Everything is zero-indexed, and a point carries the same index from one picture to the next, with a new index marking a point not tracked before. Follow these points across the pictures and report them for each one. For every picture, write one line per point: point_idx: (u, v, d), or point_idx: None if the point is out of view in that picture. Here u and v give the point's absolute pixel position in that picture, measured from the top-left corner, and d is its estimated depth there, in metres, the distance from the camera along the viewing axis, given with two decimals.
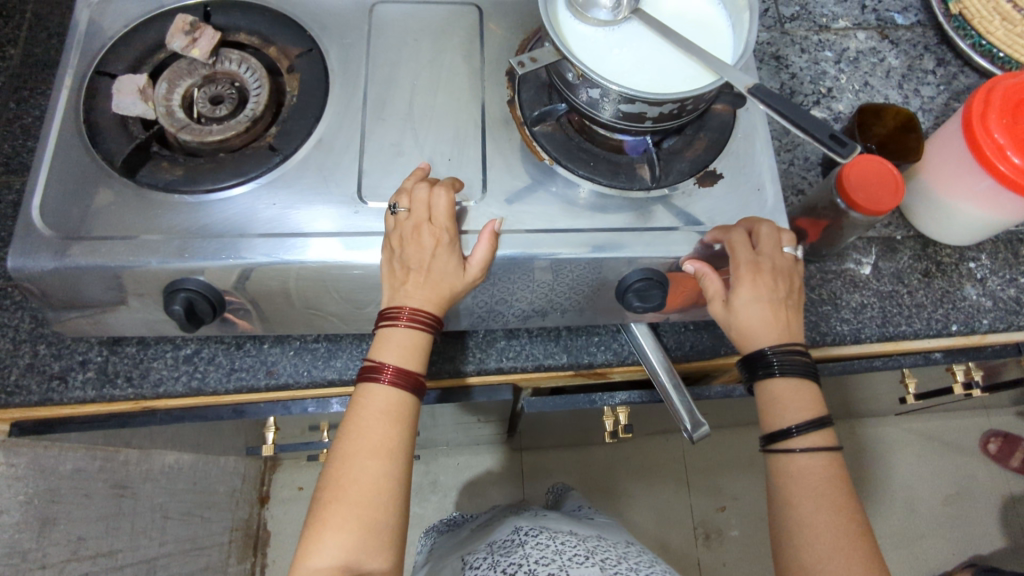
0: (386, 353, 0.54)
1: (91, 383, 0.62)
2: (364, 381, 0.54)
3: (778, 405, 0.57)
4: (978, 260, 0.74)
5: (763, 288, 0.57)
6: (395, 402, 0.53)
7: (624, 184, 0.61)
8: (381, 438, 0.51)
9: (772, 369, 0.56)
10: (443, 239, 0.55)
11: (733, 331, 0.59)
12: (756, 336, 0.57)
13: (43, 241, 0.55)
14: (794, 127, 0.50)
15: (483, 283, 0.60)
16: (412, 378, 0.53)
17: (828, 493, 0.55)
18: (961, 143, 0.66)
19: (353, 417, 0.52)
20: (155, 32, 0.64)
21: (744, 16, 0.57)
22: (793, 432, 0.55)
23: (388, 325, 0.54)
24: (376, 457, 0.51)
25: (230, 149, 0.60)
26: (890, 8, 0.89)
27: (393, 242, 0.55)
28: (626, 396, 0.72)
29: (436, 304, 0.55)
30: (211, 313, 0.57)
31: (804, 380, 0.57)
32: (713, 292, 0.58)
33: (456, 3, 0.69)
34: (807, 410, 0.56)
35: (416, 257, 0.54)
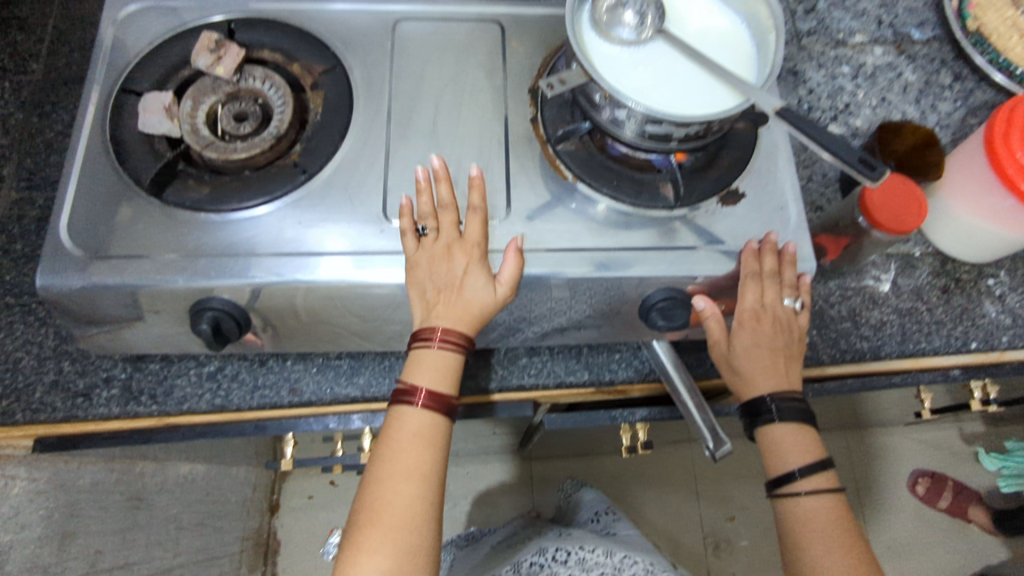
0: (418, 375, 0.54)
1: (115, 400, 0.62)
2: (396, 404, 0.54)
3: (777, 451, 0.60)
4: (996, 277, 0.74)
5: (759, 336, 0.61)
6: (429, 425, 0.53)
7: (647, 204, 0.60)
8: (415, 461, 0.51)
9: (769, 414, 0.60)
10: (476, 256, 0.56)
11: (730, 373, 0.63)
12: (750, 379, 0.62)
13: (72, 260, 0.55)
14: (829, 151, 0.49)
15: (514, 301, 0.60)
16: (444, 400, 0.53)
17: (834, 532, 0.59)
18: (982, 163, 0.66)
19: (387, 440, 0.52)
20: (181, 48, 0.64)
21: (768, 39, 0.58)
22: (797, 477, 0.59)
23: (421, 346, 0.54)
24: (411, 481, 0.51)
25: (255, 166, 0.61)
26: (906, 23, 0.89)
27: (422, 263, 0.55)
28: (645, 413, 0.71)
29: (468, 323, 0.55)
30: (237, 331, 0.58)
31: (800, 423, 0.60)
32: (714, 336, 0.63)
33: (478, 20, 0.69)
34: (806, 453, 0.60)
35: (448, 277, 0.55)
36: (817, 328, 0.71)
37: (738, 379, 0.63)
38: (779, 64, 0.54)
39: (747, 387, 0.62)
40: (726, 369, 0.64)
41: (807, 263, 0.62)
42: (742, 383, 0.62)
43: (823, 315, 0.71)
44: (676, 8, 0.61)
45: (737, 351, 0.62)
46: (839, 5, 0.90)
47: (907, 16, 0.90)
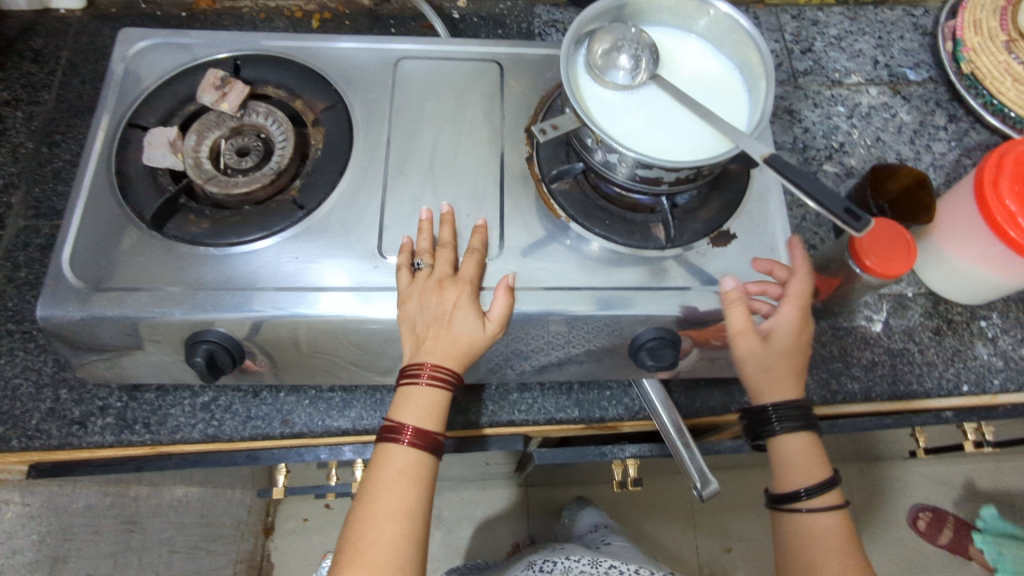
0: (405, 413, 0.54)
1: (110, 428, 0.63)
2: (384, 441, 0.54)
3: (787, 466, 0.62)
4: (989, 319, 0.75)
5: (796, 336, 0.61)
6: (413, 463, 0.54)
7: (638, 244, 0.62)
8: (399, 500, 0.52)
9: (773, 424, 0.62)
10: (465, 291, 0.57)
11: (756, 369, 0.61)
12: (778, 379, 0.61)
13: (72, 291, 0.56)
14: (810, 199, 0.50)
15: (505, 338, 0.61)
16: (430, 438, 0.54)
17: (842, 546, 0.61)
18: (971, 209, 0.66)
19: (372, 478, 0.53)
20: (187, 84, 0.66)
21: (759, 84, 0.58)
22: (804, 497, 0.61)
23: (409, 381, 0.55)
24: (393, 520, 0.52)
25: (255, 201, 0.62)
26: (902, 64, 0.91)
27: (412, 298, 0.56)
28: (635, 449, 0.72)
29: (455, 359, 0.56)
30: (231, 364, 0.58)
31: (805, 435, 0.62)
32: (740, 328, 0.59)
33: (478, 60, 0.71)
34: (814, 472, 0.61)
35: (438, 311, 0.56)
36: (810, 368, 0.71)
37: (763, 377, 0.61)
38: (769, 109, 0.55)
39: (769, 389, 0.62)
40: (748, 365, 0.61)
41: None
42: (767, 382, 0.61)
43: (815, 354, 0.71)
44: (671, 52, 0.62)
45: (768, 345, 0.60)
46: (834, 46, 0.92)
47: (902, 57, 0.91)
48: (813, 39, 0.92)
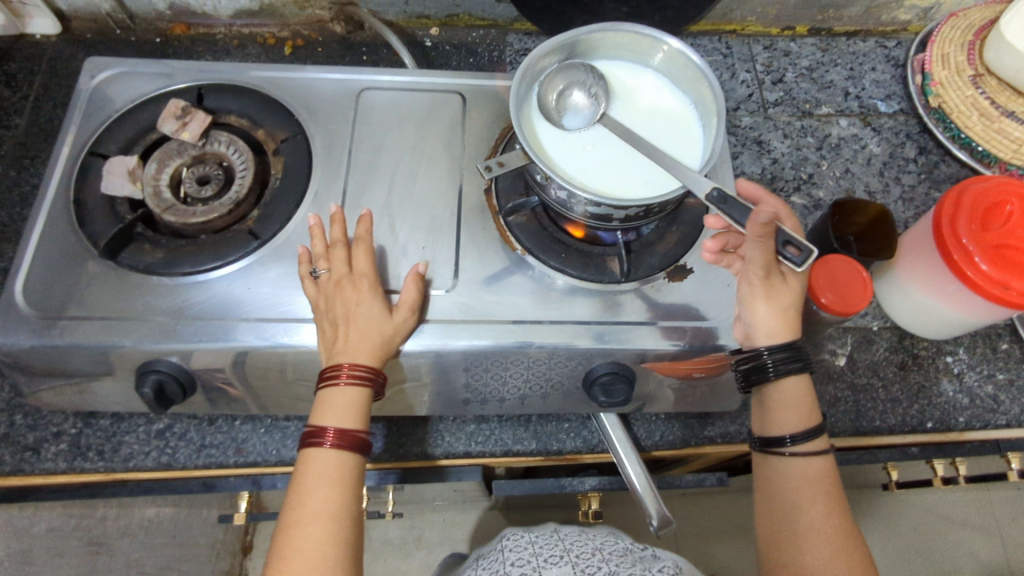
0: (324, 416, 0.54)
1: (63, 455, 0.64)
2: (306, 448, 0.53)
3: (777, 410, 0.58)
4: (955, 354, 0.74)
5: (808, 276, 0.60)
6: (337, 465, 0.53)
7: (596, 278, 0.61)
8: (323, 501, 0.51)
9: (769, 371, 0.57)
10: (363, 287, 0.57)
11: (772, 309, 0.57)
12: (794, 321, 0.58)
13: (24, 320, 0.57)
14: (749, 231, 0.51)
15: (482, 367, 0.60)
16: (350, 436, 0.53)
17: (823, 495, 0.56)
18: (932, 247, 0.66)
19: (296, 486, 0.52)
20: (149, 113, 0.67)
21: (712, 121, 0.58)
22: (788, 442, 0.57)
23: (328, 386, 0.54)
24: (319, 523, 0.50)
25: (213, 230, 0.62)
26: (873, 95, 0.91)
27: (318, 306, 0.57)
28: (596, 482, 0.71)
29: (370, 354, 0.55)
30: (181, 394, 0.59)
31: (799, 376, 0.58)
32: (762, 262, 0.55)
33: (441, 91, 0.72)
34: (802, 417, 0.57)
35: (340, 312, 0.56)
36: None
37: (779, 318, 0.57)
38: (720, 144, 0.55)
39: (782, 329, 0.57)
40: (762, 306, 0.57)
41: None
42: (783, 322, 0.57)
43: None
44: (628, 88, 0.62)
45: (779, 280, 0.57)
46: (806, 77, 0.92)
47: (874, 88, 0.92)
48: (785, 70, 0.93)
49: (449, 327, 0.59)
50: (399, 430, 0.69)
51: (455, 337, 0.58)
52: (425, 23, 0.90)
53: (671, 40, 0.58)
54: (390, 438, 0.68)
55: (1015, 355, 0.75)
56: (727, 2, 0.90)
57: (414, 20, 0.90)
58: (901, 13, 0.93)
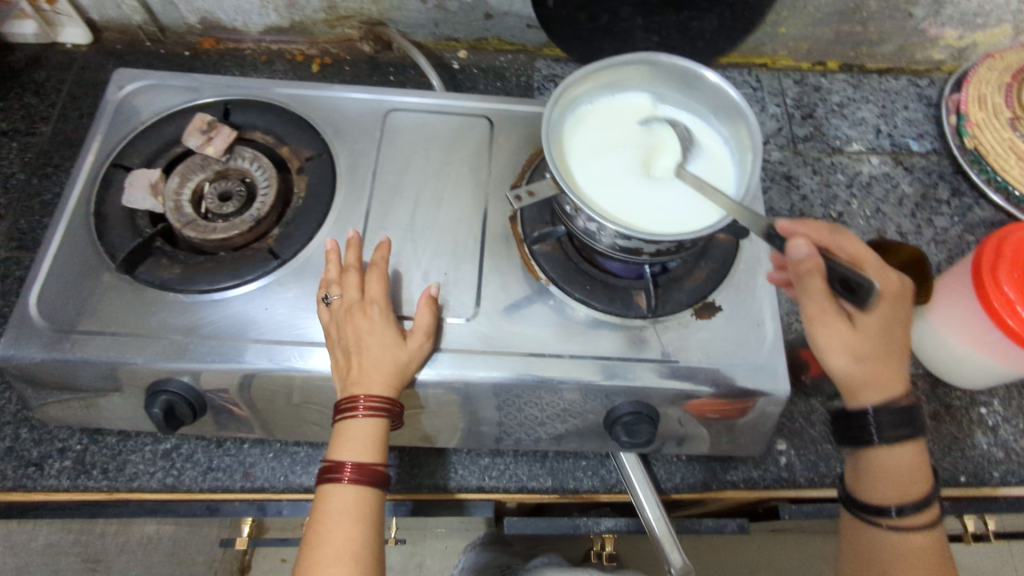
0: (342, 450, 0.52)
1: (67, 473, 0.64)
2: (323, 483, 0.51)
3: (881, 478, 0.55)
4: (989, 405, 0.71)
5: (890, 310, 0.53)
6: (356, 501, 0.51)
7: (620, 311, 0.60)
8: (344, 540, 0.49)
9: (873, 435, 0.53)
10: (375, 315, 0.55)
11: (850, 363, 0.53)
12: (880, 370, 0.53)
13: (37, 332, 0.56)
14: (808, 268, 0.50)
15: (512, 407, 0.59)
16: (369, 470, 0.51)
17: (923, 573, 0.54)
18: (970, 295, 0.64)
19: (315, 525, 0.50)
20: (175, 126, 0.67)
21: (748, 157, 0.56)
22: (894, 514, 0.54)
23: (345, 418, 0.52)
24: (341, 564, 0.48)
25: (233, 247, 0.61)
26: (905, 134, 0.90)
27: (331, 334, 0.56)
28: (611, 523, 0.69)
29: (385, 384, 0.53)
30: (190, 415, 0.57)
31: (909, 443, 0.54)
32: (819, 309, 0.52)
33: (470, 114, 0.71)
34: (909, 489, 0.54)
35: (352, 340, 0.54)
36: (796, 449, 0.69)
37: (863, 372, 0.53)
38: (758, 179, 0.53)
39: (871, 386, 0.53)
40: (838, 356, 0.53)
41: (782, 389, 0.57)
42: (867, 376, 0.53)
43: (804, 435, 0.70)
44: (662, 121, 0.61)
45: (850, 327, 0.52)
46: (836, 113, 0.91)
47: (906, 127, 0.90)
48: (815, 105, 0.92)
49: (465, 356, 0.57)
50: (410, 460, 0.67)
51: (474, 367, 0.57)
52: (453, 45, 0.90)
53: (709, 74, 0.57)
54: (401, 468, 0.67)
55: None
56: (758, 36, 0.90)
57: (442, 43, 0.90)
58: (934, 52, 0.92)
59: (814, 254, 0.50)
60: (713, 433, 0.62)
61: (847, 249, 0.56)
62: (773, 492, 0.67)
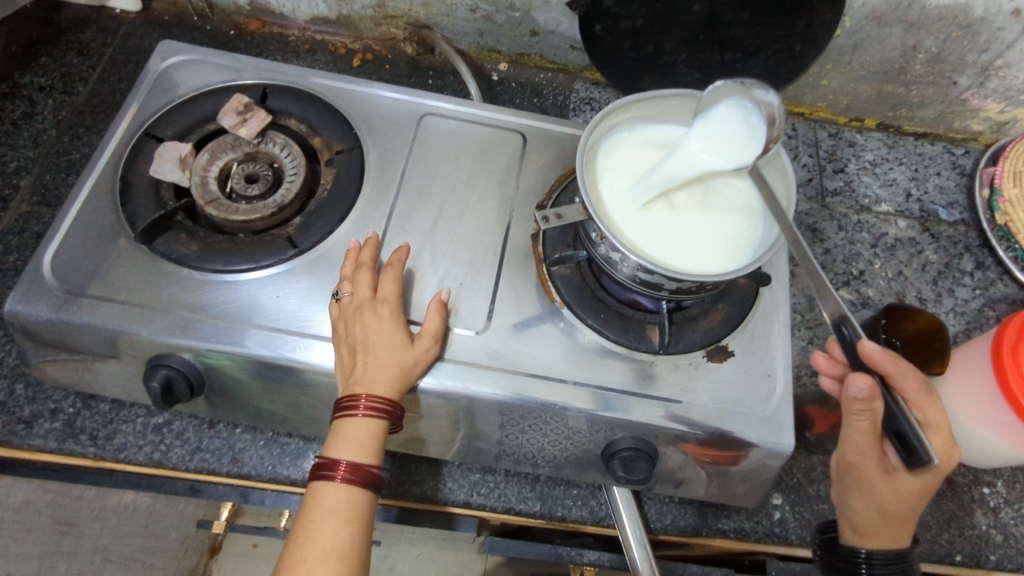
0: (338, 448, 0.51)
1: (55, 434, 0.65)
2: (316, 480, 0.51)
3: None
4: (993, 486, 0.70)
5: (933, 482, 0.51)
6: (348, 500, 0.50)
7: (630, 343, 0.59)
8: (331, 541, 0.48)
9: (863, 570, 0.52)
10: (385, 316, 0.55)
11: (868, 503, 0.54)
12: (893, 524, 0.53)
13: (46, 291, 0.56)
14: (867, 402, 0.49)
15: (517, 425, 0.58)
16: (363, 471, 0.50)
17: None
18: (988, 372, 0.62)
19: (303, 522, 0.49)
20: (211, 103, 0.67)
21: (780, 206, 0.55)
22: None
23: (344, 415, 0.52)
24: (326, 565, 0.46)
25: (252, 230, 0.61)
26: (935, 201, 0.89)
27: (338, 329, 0.55)
28: (595, 556, 0.68)
29: (388, 387, 0.52)
30: (188, 394, 0.56)
31: None
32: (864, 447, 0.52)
33: (505, 128, 0.71)
34: None
35: (360, 338, 0.54)
36: (792, 505, 0.68)
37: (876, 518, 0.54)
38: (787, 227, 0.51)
39: (875, 531, 0.54)
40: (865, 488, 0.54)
41: (786, 445, 0.56)
42: (876, 520, 0.54)
43: (802, 491, 0.69)
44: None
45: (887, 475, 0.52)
46: (868, 171, 0.91)
47: (937, 194, 0.90)
48: (847, 160, 0.91)
49: (469, 368, 0.56)
50: (401, 466, 0.68)
51: (476, 381, 0.56)
52: (495, 57, 0.90)
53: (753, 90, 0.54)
54: (391, 473, 0.67)
55: None
56: (800, 85, 0.90)
57: (484, 53, 0.90)
58: (974, 122, 0.91)
59: (875, 398, 0.49)
60: (709, 479, 0.61)
61: (928, 413, 0.51)
62: (762, 547, 0.66)
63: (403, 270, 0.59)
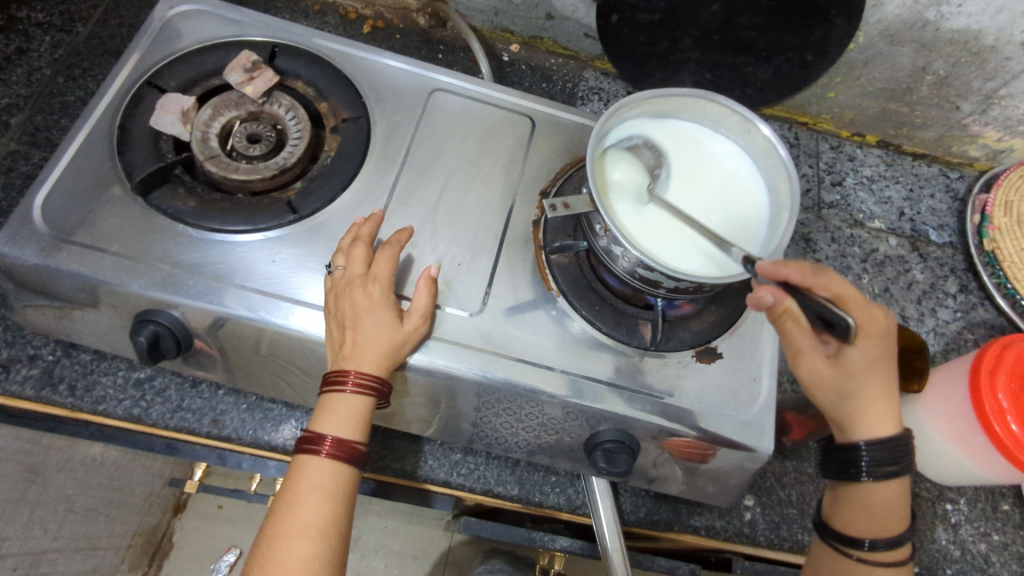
0: (324, 422, 0.51)
1: (32, 382, 0.63)
2: (300, 453, 0.50)
3: (856, 512, 0.53)
4: (955, 503, 0.73)
5: (871, 348, 0.51)
6: (331, 475, 0.50)
7: (622, 338, 0.59)
8: (312, 515, 0.47)
9: (864, 470, 0.51)
10: (377, 295, 0.54)
11: (828, 397, 0.52)
12: (877, 404, 0.51)
13: (35, 236, 0.54)
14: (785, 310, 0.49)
15: (503, 408, 0.58)
16: (347, 447, 0.50)
17: None
18: (963, 395, 0.63)
19: (284, 494, 0.49)
20: (216, 58, 0.65)
21: (783, 214, 0.55)
22: (867, 547, 0.52)
23: (332, 389, 0.51)
24: (306, 539, 0.47)
25: (251, 191, 0.60)
26: (926, 222, 0.90)
27: (329, 304, 0.54)
28: (566, 543, 0.69)
29: (378, 364, 0.52)
30: (175, 351, 0.56)
31: (894, 482, 0.52)
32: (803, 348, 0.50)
33: (514, 111, 0.70)
34: (883, 524, 0.52)
35: (349, 315, 0.53)
36: (763, 506, 0.70)
37: (846, 408, 0.52)
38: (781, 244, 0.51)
39: (859, 419, 0.51)
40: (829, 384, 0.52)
41: (765, 449, 0.57)
42: (856, 409, 0.51)
43: (773, 494, 0.70)
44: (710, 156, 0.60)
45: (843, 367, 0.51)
46: (865, 186, 0.92)
47: (929, 215, 0.91)
48: (846, 174, 0.93)
49: (460, 349, 0.56)
50: (382, 441, 0.68)
51: (466, 362, 0.55)
52: (507, 37, 0.89)
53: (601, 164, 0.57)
54: (372, 447, 0.67)
55: (1014, 520, 0.73)
56: (807, 95, 0.90)
57: (497, 32, 0.89)
58: (971, 148, 0.92)
59: (785, 298, 0.48)
60: (688, 477, 0.62)
61: (832, 288, 0.51)
62: (729, 545, 0.68)
63: (399, 249, 0.58)
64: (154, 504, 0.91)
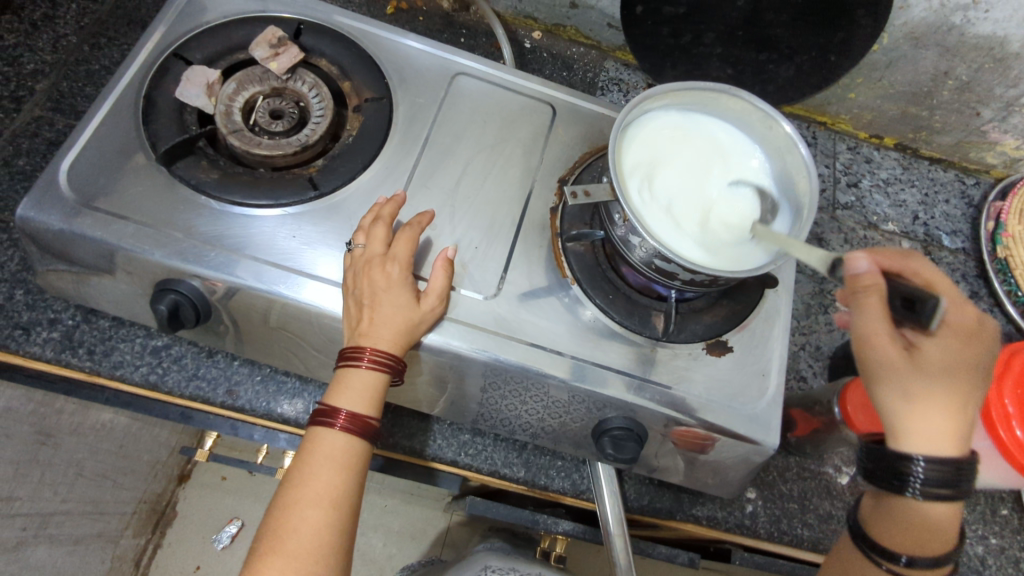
0: (339, 397, 0.52)
1: (52, 344, 0.64)
2: (315, 425, 0.51)
3: (898, 525, 0.49)
4: None
5: (958, 355, 0.48)
6: (344, 448, 0.50)
7: (634, 327, 0.60)
8: (325, 486, 0.48)
9: (910, 482, 0.46)
10: (396, 276, 0.55)
11: (893, 400, 0.48)
12: (946, 416, 0.47)
13: (60, 201, 0.55)
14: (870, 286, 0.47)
15: (514, 391, 0.59)
16: (361, 421, 0.51)
17: None
18: None
19: (299, 464, 0.50)
20: (243, 32, 0.66)
21: (801, 213, 0.55)
22: (903, 562, 0.48)
23: (348, 364, 0.52)
24: (318, 508, 0.48)
25: (273, 166, 0.61)
26: (939, 227, 0.91)
27: (347, 280, 0.55)
28: (569, 527, 0.70)
29: (393, 342, 0.53)
30: (193, 319, 0.57)
31: (947, 499, 0.47)
32: (879, 333, 0.47)
33: (537, 99, 0.70)
34: (924, 539, 0.48)
35: (367, 293, 0.54)
36: (764, 500, 0.70)
37: (908, 409, 0.47)
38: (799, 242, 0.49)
39: (918, 428, 0.47)
40: (896, 377, 0.48)
41: (771, 443, 0.57)
42: (917, 416, 0.47)
43: (775, 489, 0.71)
44: (741, 157, 0.61)
45: (921, 362, 0.47)
46: (880, 189, 0.92)
47: (942, 220, 0.91)
48: (861, 175, 0.93)
49: (474, 331, 0.57)
50: (393, 419, 0.69)
51: (479, 344, 0.56)
52: (530, 24, 0.89)
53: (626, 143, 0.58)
54: (383, 424, 0.69)
55: (1012, 524, 0.74)
56: (827, 95, 0.90)
57: (520, 18, 0.89)
58: (989, 155, 0.92)
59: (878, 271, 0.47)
60: (690, 467, 0.63)
61: (923, 275, 0.51)
62: (728, 536, 0.68)
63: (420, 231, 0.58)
64: (161, 472, 0.93)
